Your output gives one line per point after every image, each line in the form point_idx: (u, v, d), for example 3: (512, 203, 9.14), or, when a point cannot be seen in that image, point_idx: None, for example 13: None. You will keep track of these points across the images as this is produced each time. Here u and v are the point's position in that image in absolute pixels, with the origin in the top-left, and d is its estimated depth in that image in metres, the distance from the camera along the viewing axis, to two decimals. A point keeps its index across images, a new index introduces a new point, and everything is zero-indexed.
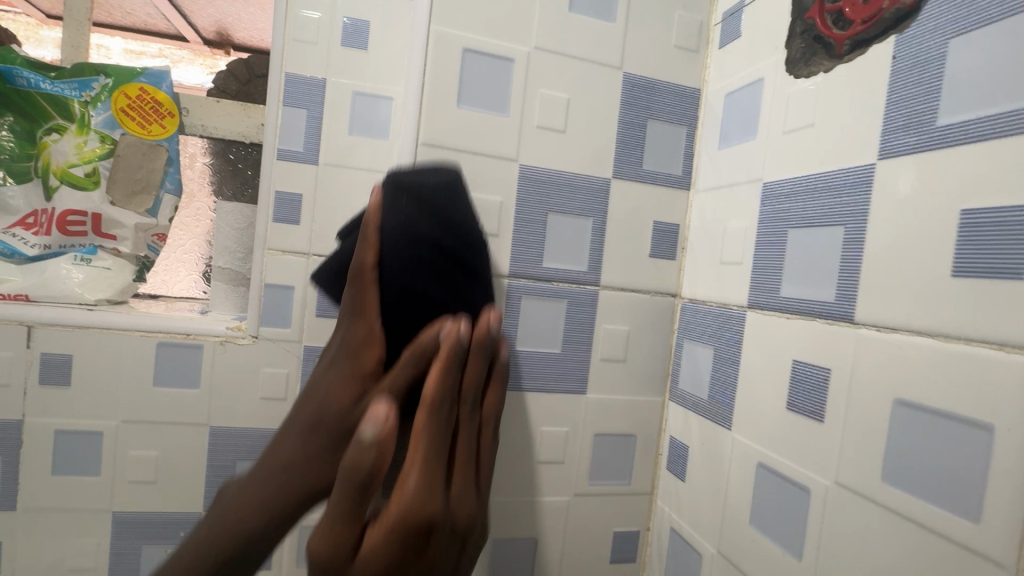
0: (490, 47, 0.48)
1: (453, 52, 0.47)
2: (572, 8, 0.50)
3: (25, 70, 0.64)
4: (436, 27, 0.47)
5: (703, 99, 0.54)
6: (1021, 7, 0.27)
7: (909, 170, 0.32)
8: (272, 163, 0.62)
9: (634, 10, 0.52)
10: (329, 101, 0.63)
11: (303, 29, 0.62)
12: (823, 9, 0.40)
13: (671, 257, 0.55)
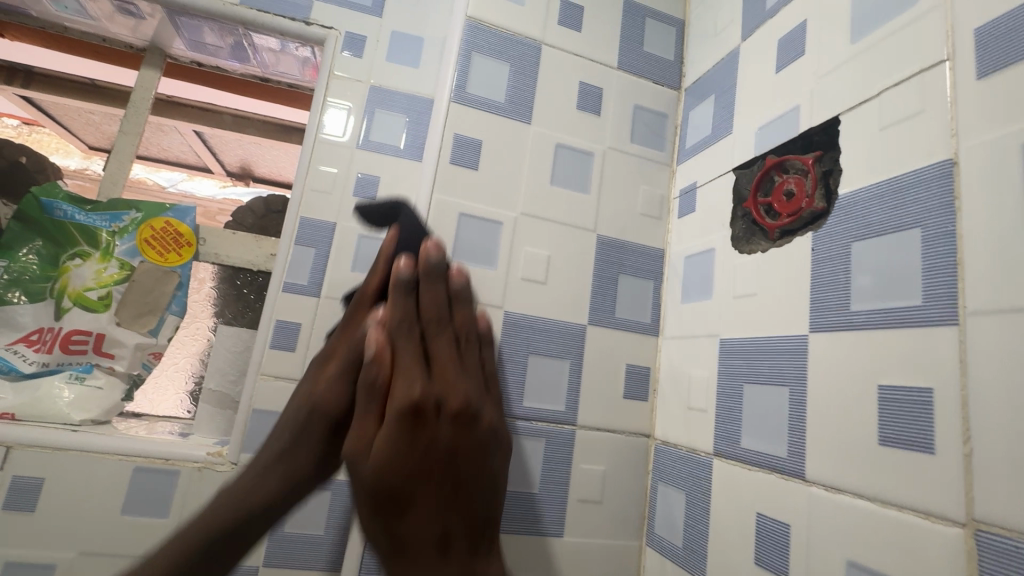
0: (482, 211, 0.57)
1: (451, 216, 0.55)
2: (553, 182, 0.60)
3: (65, 203, 0.72)
4: (437, 195, 0.55)
5: (667, 257, 0.62)
6: (900, 226, 0.35)
7: (834, 345, 0.38)
8: (277, 294, 0.68)
9: (606, 185, 0.61)
10: (337, 241, 0.70)
11: (321, 182, 0.71)
12: (757, 201, 0.49)
13: (644, 399, 0.58)
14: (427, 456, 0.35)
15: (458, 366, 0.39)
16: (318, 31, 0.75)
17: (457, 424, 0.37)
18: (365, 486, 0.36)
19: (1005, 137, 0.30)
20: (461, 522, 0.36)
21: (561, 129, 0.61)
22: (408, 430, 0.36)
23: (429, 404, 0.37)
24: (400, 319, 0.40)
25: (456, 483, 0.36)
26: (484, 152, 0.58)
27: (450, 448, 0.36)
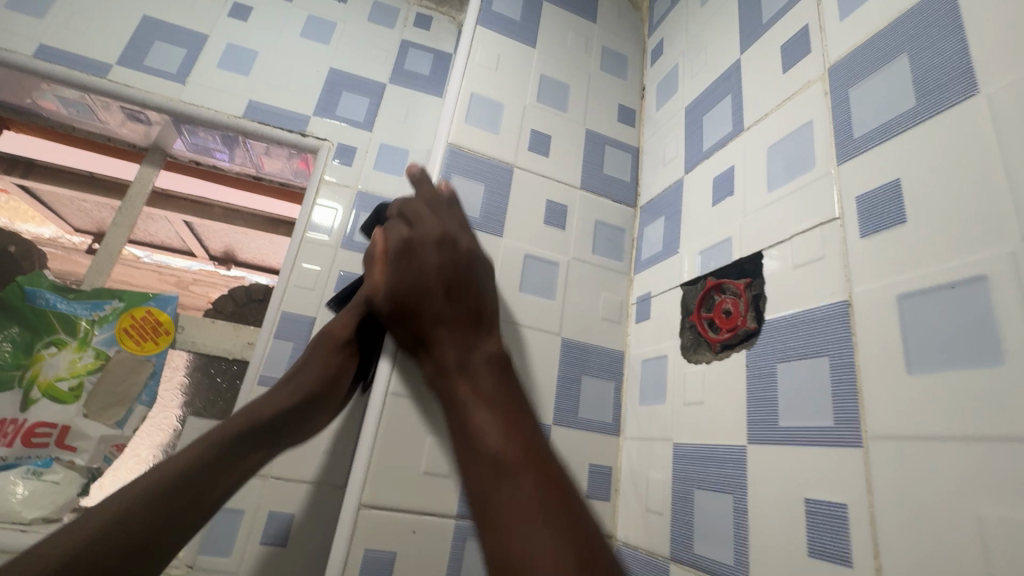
0: None
1: None
2: (522, 288, 0.65)
3: (49, 292, 0.75)
4: None
5: (626, 359, 0.67)
6: (815, 353, 0.41)
7: (767, 458, 0.42)
8: (251, 387, 0.69)
9: (570, 291, 0.67)
10: (316, 335, 0.73)
11: (305, 278, 0.76)
12: (700, 316, 0.55)
13: (606, 499, 0.60)
14: (422, 275, 0.47)
15: (431, 212, 0.52)
16: (312, 142, 0.83)
17: (441, 262, 0.47)
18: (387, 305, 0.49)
19: (883, 288, 0.37)
20: (464, 312, 0.45)
21: (530, 241, 0.68)
22: (403, 257, 0.48)
23: (415, 240, 0.49)
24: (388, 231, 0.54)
25: (455, 288, 0.46)
26: None
27: (435, 265, 0.47)
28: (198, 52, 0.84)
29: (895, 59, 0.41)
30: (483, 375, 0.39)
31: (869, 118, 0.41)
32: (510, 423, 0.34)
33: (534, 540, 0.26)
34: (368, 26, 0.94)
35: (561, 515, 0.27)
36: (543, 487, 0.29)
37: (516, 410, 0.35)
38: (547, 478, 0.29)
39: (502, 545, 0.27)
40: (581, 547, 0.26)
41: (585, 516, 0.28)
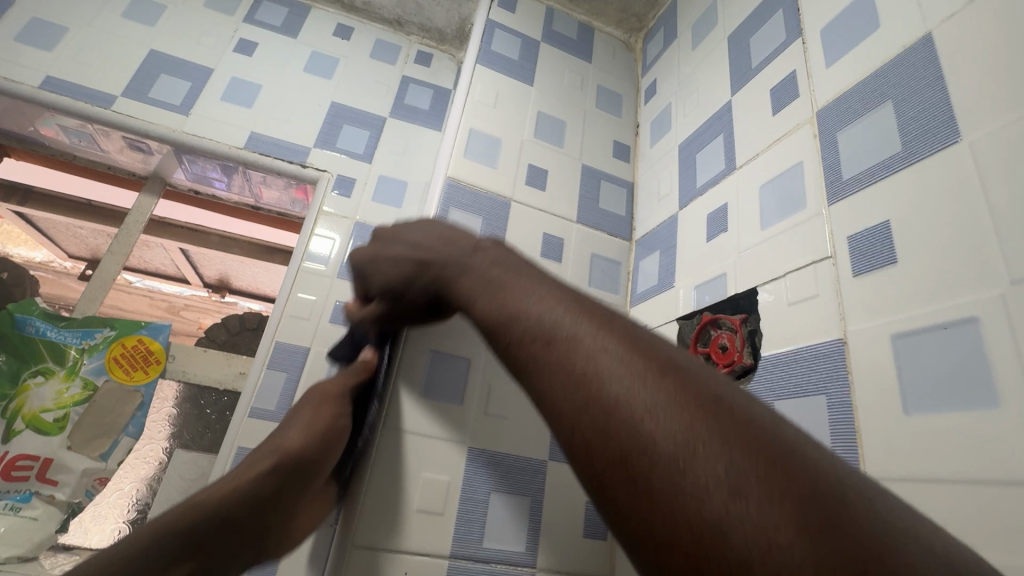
0: (452, 349, 0.61)
1: (422, 353, 0.59)
2: None
3: (39, 320, 0.74)
4: (410, 334, 0.60)
5: None
6: (812, 391, 0.41)
7: None
8: (242, 419, 0.68)
9: None
10: (309, 365, 0.72)
11: (300, 308, 0.75)
12: (697, 350, 0.55)
13: (603, 538, 0.59)
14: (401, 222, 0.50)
15: None
16: (312, 173, 0.84)
17: (422, 228, 0.38)
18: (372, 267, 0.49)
19: (877, 327, 0.37)
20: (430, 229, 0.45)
21: None
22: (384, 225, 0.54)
23: None
24: None
25: (443, 235, 0.37)
26: None
27: None
28: (202, 85, 0.85)
29: (880, 106, 0.42)
30: (500, 259, 0.31)
31: (857, 161, 0.43)
32: (551, 296, 0.27)
33: (639, 413, 0.20)
34: (370, 63, 0.97)
35: (663, 372, 0.21)
36: (624, 351, 0.22)
37: (552, 279, 0.28)
38: (625, 340, 0.23)
39: (601, 429, 0.21)
40: (699, 400, 0.20)
41: (687, 368, 0.22)
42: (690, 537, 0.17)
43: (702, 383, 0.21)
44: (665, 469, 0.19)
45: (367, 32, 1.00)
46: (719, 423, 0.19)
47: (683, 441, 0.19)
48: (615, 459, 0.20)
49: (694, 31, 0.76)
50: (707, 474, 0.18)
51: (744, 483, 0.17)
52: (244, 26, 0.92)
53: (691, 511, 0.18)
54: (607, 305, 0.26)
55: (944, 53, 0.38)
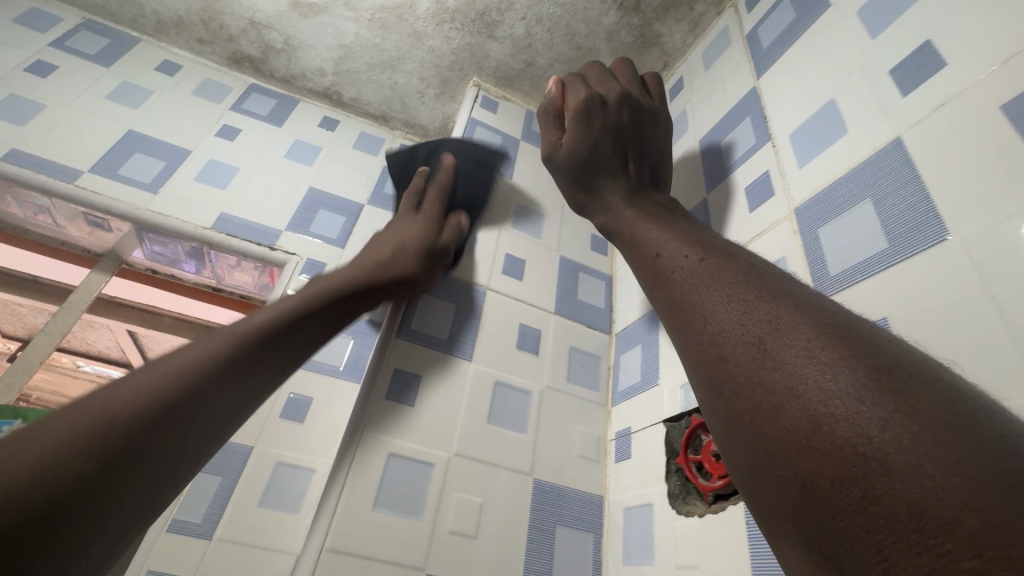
0: (415, 453, 0.54)
1: (379, 457, 0.53)
2: (491, 420, 0.59)
3: None
4: (368, 434, 0.53)
5: (607, 506, 0.59)
6: None
7: None
8: (158, 535, 0.58)
9: (542, 425, 0.61)
10: (249, 467, 0.63)
11: None
12: (688, 458, 0.49)
13: None
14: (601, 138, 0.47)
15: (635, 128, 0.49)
16: (281, 255, 0.81)
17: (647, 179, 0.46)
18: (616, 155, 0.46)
19: None
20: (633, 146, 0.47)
21: (502, 367, 0.63)
22: (586, 126, 0.47)
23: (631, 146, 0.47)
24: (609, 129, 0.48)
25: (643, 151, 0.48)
26: (422, 388, 0.58)
27: (608, 133, 0.48)
28: (177, 164, 0.84)
29: (858, 204, 0.42)
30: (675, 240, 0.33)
31: (845, 256, 0.41)
32: (712, 268, 0.29)
33: (814, 378, 0.21)
34: (353, 152, 0.98)
35: (844, 345, 0.21)
36: (795, 324, 0.23)
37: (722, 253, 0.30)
38: (796, 317, 0.23)
39: (773, 393, 0.22)
40: (883, 370, 0.20)
41: (862, 340, 0.21)
42: (765, 388, 0.22)
43: (887, 357, 0.20)
44: (842, 428, 0.19)
45: (352, 124, 1.03)
46: (869, 366, 0.20)
47: (861, 403, 0.19)
48: (781, 423, 0.21)
49: None
50: (886, 429, 0.18)
51: (931, 440, 0.17)
52: (230, 113, 0.94)
53: (769, 363, 0.22)
54: (770, 281, 0.26)
55: (917, 157, 0.39)
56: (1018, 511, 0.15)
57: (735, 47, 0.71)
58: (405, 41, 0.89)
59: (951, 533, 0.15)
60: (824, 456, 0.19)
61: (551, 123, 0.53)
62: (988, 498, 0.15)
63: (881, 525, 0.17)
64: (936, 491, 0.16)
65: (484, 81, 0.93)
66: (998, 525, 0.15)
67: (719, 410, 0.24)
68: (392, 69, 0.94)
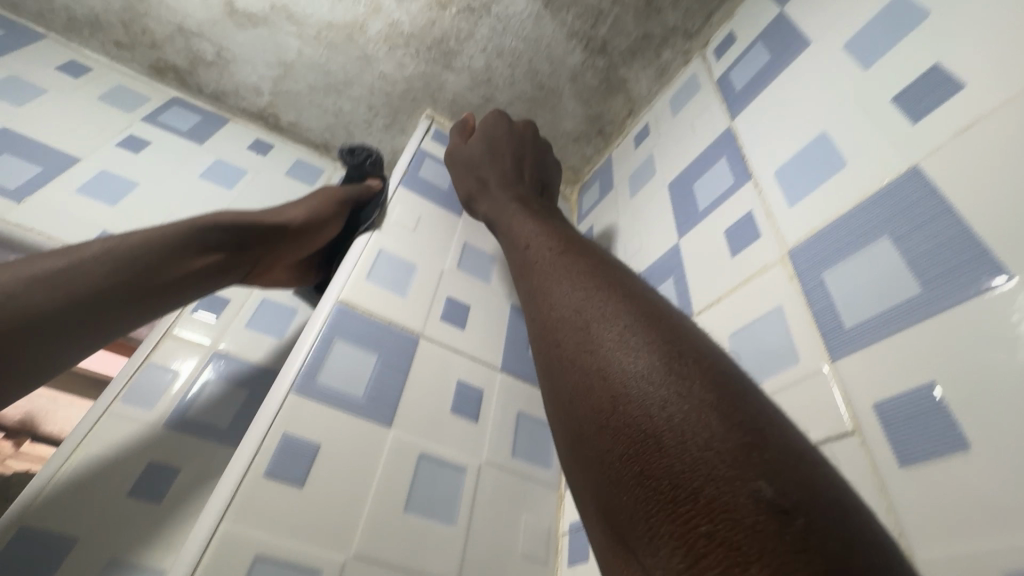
0: (295, 556, 0.39)
1: (240, 563, 0.37)
2: (408, 507, 0.45)
3: None
4: (228, 527, 0.38)
5: None
6: None
7: None
8: None
9: (478, 514, 0.48)
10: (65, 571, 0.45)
11: (82, 471, 0.51)
12: None
13: None
14: (498, 142, 0.62)
15: (536, 146, 0.64)
16: None
17: (539, 175, 0.59)
18: (515, 153, 0.59)
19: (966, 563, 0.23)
20: (534, 156, 0.62)
21: (429, 436, 0.50)
22: (492, 132, 0.64)
23: (529, 154, 0.61)
24: (517, 138, 0.63)
25: (537, 162, 0.61)
26: (319, 462, 0.43)
27: (508, 134, 0.63)
28: (58, 171, 0.70)
29: (873, 243, 0.34)
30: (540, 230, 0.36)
31: (864, 305, 0.33)
32: (566, 264, 0.30)
33: (620, 359, 0.22)
34: (283, 179, 0.87)
35: (651, 330, 0.23)
36: (616, 311, 0.24)
37: (576, 251, 0.32)
38: (621, 305, 0.25)
39: (583, 373, 0.23)
40: (678, 354, 0.21)
41: (674, 332, 0.23)
42: (586, 367, 0.23)
43: (684, 343, 0.22)
44: (631, 407, 0.20)
45: (288, 150, 0.92)
46: (666, 351, 0.21)
47: (651, 380, 0.20)
48: (589, 401, 0.21)
49: (632, 181, 0.74)
50: (666, 407, 0.19)
51: (700, 416, 0.18)
52: (140, 124, 0.82)
53: (591, 346, 0.23)
54: (615, 278, 0.28)
55: (943, 186, 0.32)
56: (743, 480, 0.16)
57: (705, 91, 0.67)
58: (353, 64, 0.81)
59: (697, 499, 0.16)
60: (616, 432, 0.19)
61: (458, 132, 0.69)
62: (727, 469, 0.17)
63: (654, 494, 0.17)
64: (697, 463, 0.17)
65: (438, 113, 0.86)
66: (733, 494, 0.16)
67: (554, 391, 0.24)
68: (338, 94, 0.86)
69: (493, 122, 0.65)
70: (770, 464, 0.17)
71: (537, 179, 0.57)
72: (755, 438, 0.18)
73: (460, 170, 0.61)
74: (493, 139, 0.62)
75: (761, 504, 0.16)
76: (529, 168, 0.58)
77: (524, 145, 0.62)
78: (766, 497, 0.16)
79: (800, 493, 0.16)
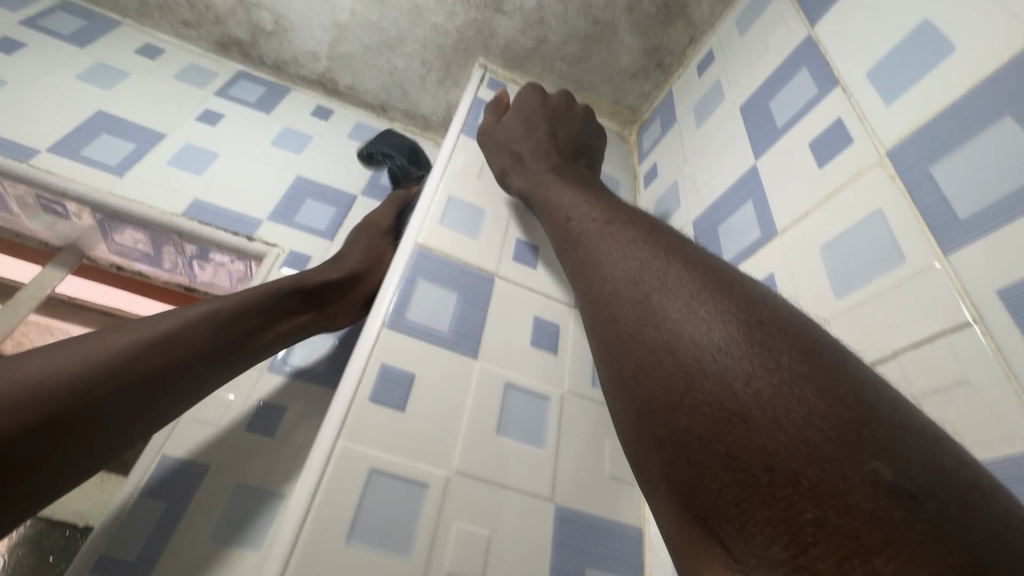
0: (404, 470, 0.42)
1: (357, 474, 0.41)
2: (500, 431, 0.47)
3: None
4: (343, 444, 0.41)
5: (648, 541, 0.47)
6: None
7: None
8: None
9: (565, 438, 0.50)
10: (202, 492, 0.51)
11: (206, 410, 0.56)
12: None
13: None
14: (532, 114, 0.61)
15: (574, 112, 0.62)
16: (259, 247, 0.71)
17: (578, 144, 0.58)
18: (552, 125, 0.59)
19: None
20: (572, 122, 0.60)
21: (513, 367, 0.52)
22: (524, 106, 0.63)
23: (567, 122, 0.60)
24: (552, 109, 0.62)
25: (577, 126, 0.60)
26: (415, 390, 0.46)
27: (541, 105, 0.62)
28: (149, 147, 0.76)
29: (991, 127, 0.32)
30: (584, 206, 0.37)
31: (980, 193, 0.31)
32: (620, 239, 0.31)
33: (693, 336, 0.22)
34: (346, 142, 0.90)
35: (724, 304, 0.23)
36: (684, 285, 0.25)
37: (627, 224, 0.32)
38: (685, 277, 0.25)
39: (653, 350, 0.23)
40: (756, 327, 0.22)
41: (750, 302, 0.23)
42: (654, 345, 0.24)
43: (763, 314, 0.22)
44: (712, 384, 0.20)
45: (348, 115, 0.95)
46: (745, 326, 0.22)
47: (733, 359, 0.21)
48: (663, 380, 0.22)
49: (698, 111, 0.71)
50: (753, 386, 0.20)
51: (792, 393, 0.19)
52: (213, 98, 0.86)
53: (658, 325, 0.24)
54: (677, 250, 0.28)
55: None
56: (852, 460, 0.17)
57: (778, 3, 0.62)
58: (405, 19, 0.82)
59: (800, 482, 0.17)
60: (696, 411, 0.20)
61: (492, 110, 0.68)
62: (833, 449, 0.17)
63: (749, 475, 0.18)
64: (794, 446, 0.18)
65: (491, 62, 0.85)
66: (840, 474, 0.17)
67: (618, 367, 0.25)
68: (391, 51, 0.87)
69: (526, 97, 0.64)
70: (873, 437, 0.17)
71: (576, 150, 0.57)
72: (853, 413, 0.18)
73: (492, 149, 0.63)
74: (526, 112, 0.61)
75: (877, 482, 0.17)
76: (569, 138, 0.58)
77: (562, 113, 0.61)
78: (880, 475, 0.17)
79: (915, 466, 0.17)
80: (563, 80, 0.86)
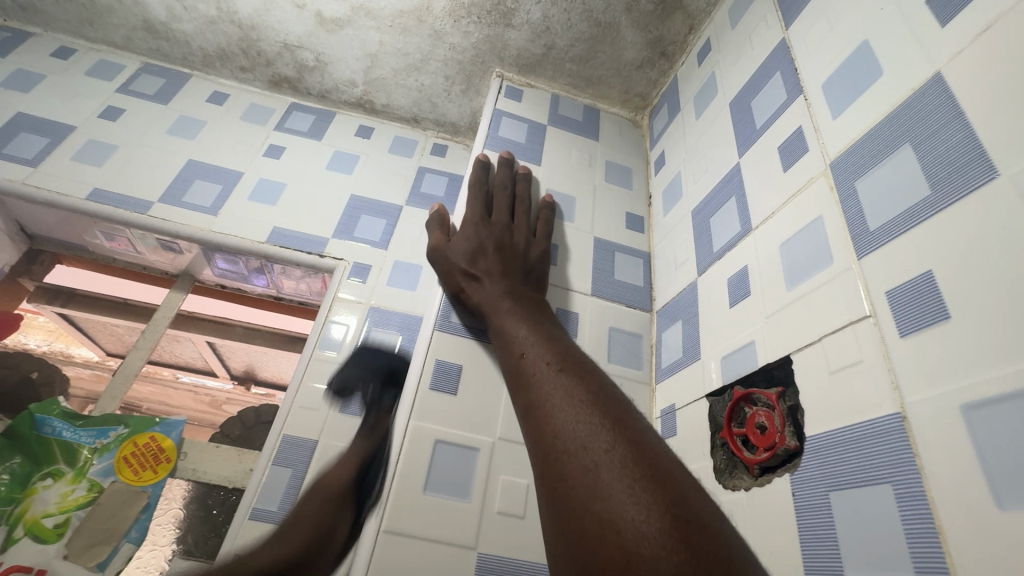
0: (460, 439, 0.56)
1: (426, 444, 0.55)
2: None
3: (57, 419, 0.76)
4: (414, 423, 0.56)
5: None
6: (884, 478, 0.33)
7: None
8: (241, 522, 0.64)
9: None
10: (315, 459, 0.68)
11: (309, 398, 0.73)
12: (732, 432, 0.47)
13: None
14: (482, 236, 0.65)
15: (518, 232, 0.67)
16: (329, 262, 0.86)
17: (526, 262, 0.63)
18: (503, 249, 0.63)
19: (943, 397, 0.31)
20: (517, 243, 0.65)
21: None
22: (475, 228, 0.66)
23: (515, 243, 0.65)
24: (500, 228, 0.66)
25: (521, 246, 0.65)
26: (463, 378, 0.60)
27: (488, 230, 0.66)
28: (232, 186, 0.91)
29: (896, 151, 0.39)
30: (536, 351, 0.45)
31: (884, 209, 0.38)
32: (567, 396, 0.37)
33: (619, 502, 0.28)
34: (388, 156, 1.02)
35: (640, 475, 0.29)
36: (613, 453, 0.31)
37: (570, 381, 0.39)
38: (615, 445, 0.32)
39: (592, 519, 0.28)
40: (662, 499, 0.28)
41: (659, 475, 0.30)
42: (591, 505, 0.29)
43: (666, 488, 0.29)
44: (630, 549, 0.26)
45: (386, 130, 1.07)
46: (653, 498, 0.28)
47: (643, 527, 0.27)
48: (597, 539, 0.28)
49: (697, 102, 0.77)
50: (658, 552, 0.25)
51: (681, 559, 0.25)
52: (274, 133, 1.00)
53: (593, 489, 0.30)
54: (608, 415, 0.35)
55: (957, 92, 0.36)
56: None
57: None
58: (426, 42, 0.91)
59: None
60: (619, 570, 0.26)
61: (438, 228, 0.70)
62: None
63: None
64: None
65: (507, 70, 0.93)
66: None
67: (565, 520, 0.30)
68: (418, 71, 0.96)
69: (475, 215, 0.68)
70: None
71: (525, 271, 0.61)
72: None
73: (441, 275, 0.64)
74: (478, 235, 0.65)
75: None
76: (517, 262, 0.62)
77: (508, 236, 0.65)
78: None
79: None
80: (574, 78, 0.93)
